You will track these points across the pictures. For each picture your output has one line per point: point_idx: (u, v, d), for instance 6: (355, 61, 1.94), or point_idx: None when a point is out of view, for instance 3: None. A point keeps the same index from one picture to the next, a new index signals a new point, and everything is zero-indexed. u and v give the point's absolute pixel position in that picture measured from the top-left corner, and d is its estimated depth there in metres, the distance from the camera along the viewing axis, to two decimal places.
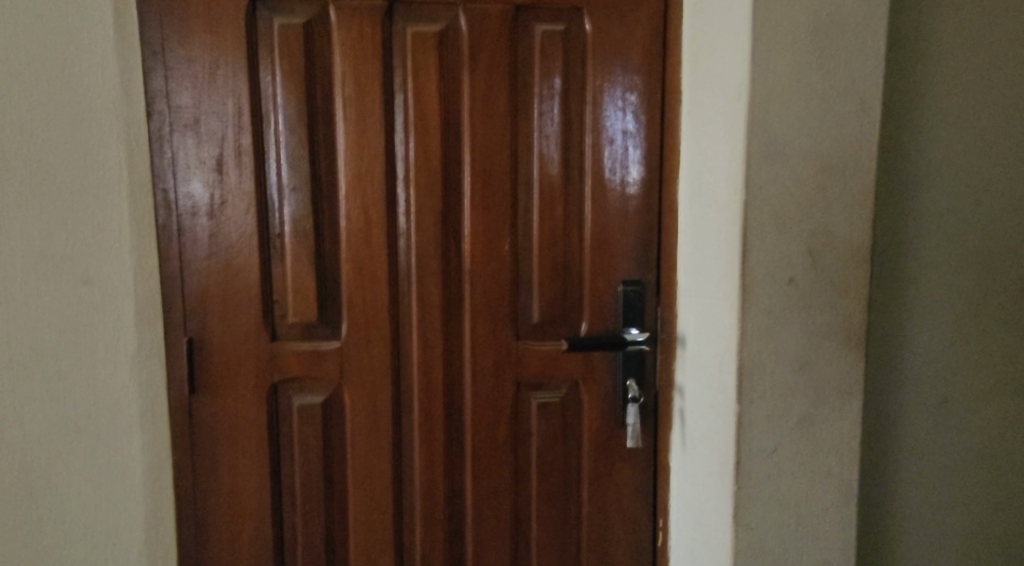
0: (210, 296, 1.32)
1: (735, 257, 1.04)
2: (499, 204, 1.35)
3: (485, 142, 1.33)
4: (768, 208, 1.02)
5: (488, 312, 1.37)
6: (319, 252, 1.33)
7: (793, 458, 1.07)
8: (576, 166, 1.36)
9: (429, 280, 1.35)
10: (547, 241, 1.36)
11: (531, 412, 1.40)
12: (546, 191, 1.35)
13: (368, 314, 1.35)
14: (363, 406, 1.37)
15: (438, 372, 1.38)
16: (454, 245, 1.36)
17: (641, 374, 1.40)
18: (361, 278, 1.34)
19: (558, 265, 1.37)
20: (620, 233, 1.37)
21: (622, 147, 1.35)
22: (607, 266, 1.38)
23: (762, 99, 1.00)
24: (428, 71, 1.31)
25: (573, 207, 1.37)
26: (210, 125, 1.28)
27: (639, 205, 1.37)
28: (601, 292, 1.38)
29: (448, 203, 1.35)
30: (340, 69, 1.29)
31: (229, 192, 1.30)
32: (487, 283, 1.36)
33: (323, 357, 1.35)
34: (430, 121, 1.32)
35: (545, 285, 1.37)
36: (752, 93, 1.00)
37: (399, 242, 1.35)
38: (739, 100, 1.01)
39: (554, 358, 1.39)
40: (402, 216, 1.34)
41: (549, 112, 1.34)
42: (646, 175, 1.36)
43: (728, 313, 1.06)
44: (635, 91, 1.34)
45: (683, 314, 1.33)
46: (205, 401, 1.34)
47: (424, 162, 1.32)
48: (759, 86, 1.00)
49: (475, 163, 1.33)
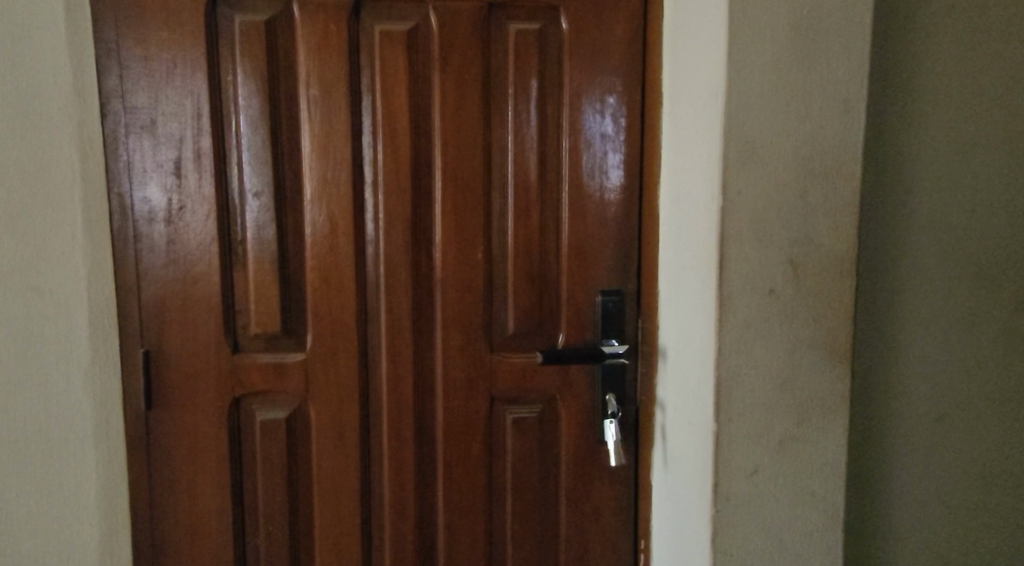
0: (169, 305, 1.26)
1: (712, 265, 0.98)
2: (472, 209, 1.29)
3: (457, 144, 1.27)
4: (747, 215, 0.96)
5: (460, 322, 1.31)
6: (283, 260, 1.28)
7: (776, 481, 1.00)
8: (553, 171, 1.30)
9: (398, 289, 1.29)
10: (523, 249, 1.31)
11: (506, 427, 1.34)
12: (521, 197, 1.30)
13: (333, 325, 1.29)
14: (330, 421, 1.31)
15: (408, 385, 1.32)
16: (425, 253, 1.30)
17: (621, 389, 1.33)
18: (327, 287, 1.28)
19: (534, 273, 1.31)
20: (598, 240, 1.31)
21: (601, 151, 1.30)
22: (585, 275, 1.32)
23: (739, 99, 0.94)
24: (397, 72, 1.25)
25: (549, 215, 1.31)
26: (168, 126, 1.22)
27: (619, 211, 1.31)
28: (579, 302, 1.32)
29: (419, 208, 1.29)
30: (305, 69, 1.24)
31: (188, 196, 1.24)
32: (460, 293, 1.30)
33: (287, 370, 1.29)
34: (399, 124, 1.26)
35: (520, 294, 1.31)
36: (729, 92, 0.94)
37: (368, 249, 1.29)
38: (715, 100, 0.96)
39: (529, 371, 1.33)
40: (372, 223, 1.29)
41: (524, 115, 1.28)
42: (626, 180, 1.30)
43: (705, 326, 1.01)
44: (614, 93, 1.28)
45: (664, 326, 1.27)
46: (163, 415, 1.28)
47: (394, 166, 1.27)
48: (736, 85, 0.94)
49: (446, 166, 1.28)
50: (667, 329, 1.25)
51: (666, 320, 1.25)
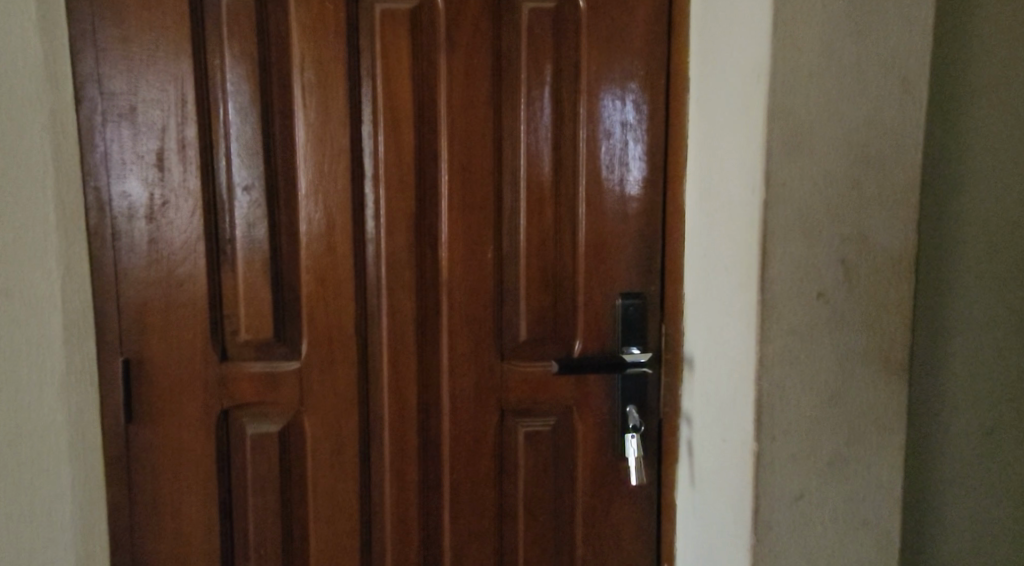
0: (151, 309, 1.15)
1: (754, 265, 0.87)
2: (482, 206, 1.18)
3: (465, 134, 1.17)
4: (793, 209, 0.85)
5: (468, 329, 1.21)
6: (275, 261, 1.17)
7: (824, 507, 0.90)
8: (569, 163, 1.20)
9: (401, 292, 1.19)
10: (536, 249, 1.20)
11: (518, 442, 1.24)
12: (534, 192, 1.19)
13: (330, 332, 1.19)
14: (326, 436, 1.21)
15: (411, 397, 1.21)
16: (430, 253, 1.20)
17: (643, 401, 1.23)
18: (324, 290, 1.18)
19: (548, 275, 1.21)
20: (618, 239, 1.21)
21: (621, 142, 1.19)
22: (603, 277, 1.21)
23: (786, 78, 0.84)
24: (399, 55, 1.15)
25: (564, 212, 1.20)
26: (149, 114, 1.12)
27: (640, 207, 1.20)
28: (597, 306, 1.22)
29: (423, 205, 1.18)
30: (299, 52, 1.14)
31: (171, 190, 1.14)
32: (468, 297, 1.20)
33: (280, 380, 1.19)
34: (401, 112, 1.16)
35: (534, 298, 1.21)
36: (775, 70, 0.83)
37: (368, 248, 1.19)
38: (758, 80, 0.85)
39: (543, 381, 1.23)
40: (373, 220, 1.18)
41: (538, 102, 1.18)
42: (649, 173, 1.20)
43: (743, 334, 0.90)
44: (635, 79, 1.18)
45: (690, 332, 1.16)
46: (144, 430, 1.17)
47: (396, 158, 1.16)
48: (783, 63, 0.83)
49: (453, 158, 1.17)
50: (694, 337, 1.15)
51: (694, 327, 1.15)
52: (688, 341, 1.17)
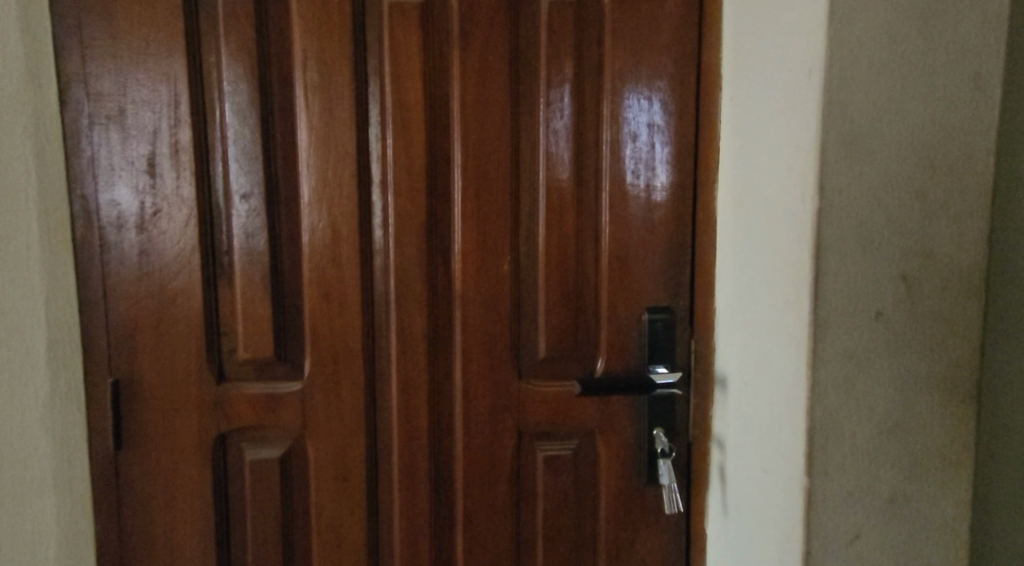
0: (142, 326, 1.07)
1: (805, 280, 0.79)
2: (498, 214, 1.10)
3: (480, 136, 1.08)
4: (849, 219, 0.77)
5: (483, 346, 1.12)
6: (275, 274, 1.09)
7: (881, 548, 0.81)
8: (592, 167, 1.11)
9: (412, 307, 1.11)
10: (557, 260, 1.12)
11: (537, 467, 1.15)
12: (554, 199, 1.11)
13: (335, 350, 1.11)
14: (331, 461, 1.12)
15: (422, 419, 1.13)
16: (443, 265, 1.11)
17: (671, 423, 1.14)
18: (328, 305, 1.10)
19: (569, 288, 1.13)
20: (644, 249, 1.12)
21: (647, 145, 1.11)
22: (628, 291, 1.13)
23: (843, 74, 0.75)
24: (409, 52, 1.06)
25: (586, 220, 1.12)
26: (140, 116, 1.04)
27: (669, 215, 1.12)
28: (622, 321, 1.13)
29: (435, 213, 1.10)
30: (302, 48, 1.05)
31: (164, 198, 1.05)
32: (483, 312, 1.12)
33: (281, 402, 1.11)
34: (412, 113, 1.07)
35: (554, 313, 1.13)
36: (830, 65, 0.75)
37: (376, 260, 1.11)
38: (810, 76, 0.77)
39: (564, 402, 1.14)
40: (381, 230, 1.10)
41: (558, 102, 1.09)
42: (678, 178, 1.11)
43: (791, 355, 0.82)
44: (663, 76, 1.10)
45: (723, 351, 1.09)
46: (136, 456, 1.09)
47: (406, 163, 1.08)
48: (839, 56, 0.75)
49: (467, 163, 1.09)
50: (729, 355, 1.06)
51: (728, 344, 1.06)
52: (722, 359, 1.09)
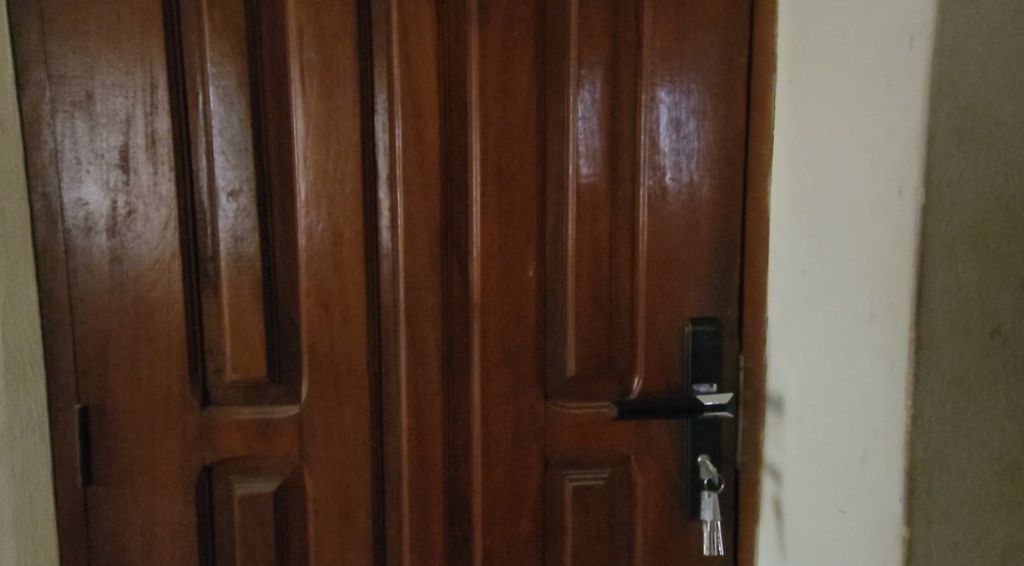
0: (114, 345, 0.93)
1: (907, 286, 0.69)
2: (522, 213, 0.97)
3: (502, 125, 0.95)
4: (961, 220, 0.68)
5: (506, 363, 0.99)
6: (268, 283, 0.95)
7: None
8: (627, 159, 0.98)
9: (424, 320, 0.97)
10: (589, 266, 0.99)
11: (566, 500, 1.02)
12: (585, 196, 0.98)
13: (337, 369, 0.97)
14: (333, 495, 0.99)
15: (437, 447, 0.99)
16: (459, 271, 0.98)
17: (717, 449, 1.01)
18: (328, 318, 0.96)
19: (603, 297, 0.99)
20: (687, 254, 0.99)
21: (692, 134, 0.97)
22: (669, 300, 0.99)
23: (955, 54, 0.66)
24: (421, 28, 0.93)
25: (622, 221, 0.99)
26: (110, 102, 0.90)
27: (715, 214, 0.99)
28: (661, 334, 1.00)
29: (450, 212, 0.97)
30: (297, 24, 0.92)
31: (139, 196, 0.91)
32: (506, 324, 0.98)
33: (276, 430, 0.97)
34: (424, 98, 0.94)
35: (586, 325, 1.00)
36: (943, 43, 0.66)
37: (384, 266, 0.97)
38: (914, 56, 0.67)
39: (597, 427, 1.01)
40: (389, 232, 0.96)
41: (589, 85, 0.96)
42: (725, 172, 0.98)
43: (881, 373, 0.72)
44: (709, 57, 0.96)
45: (778, 368, 0.95)
46: (108, 492, 0.95)
47: (418, 155, 0.95)
48: (953, 34, 0.66)
49: (488, 156, 0.96)
50: (786, 375, 0.93)
51: (784, 362, 0.93)
52: (777, 377, 0.96)
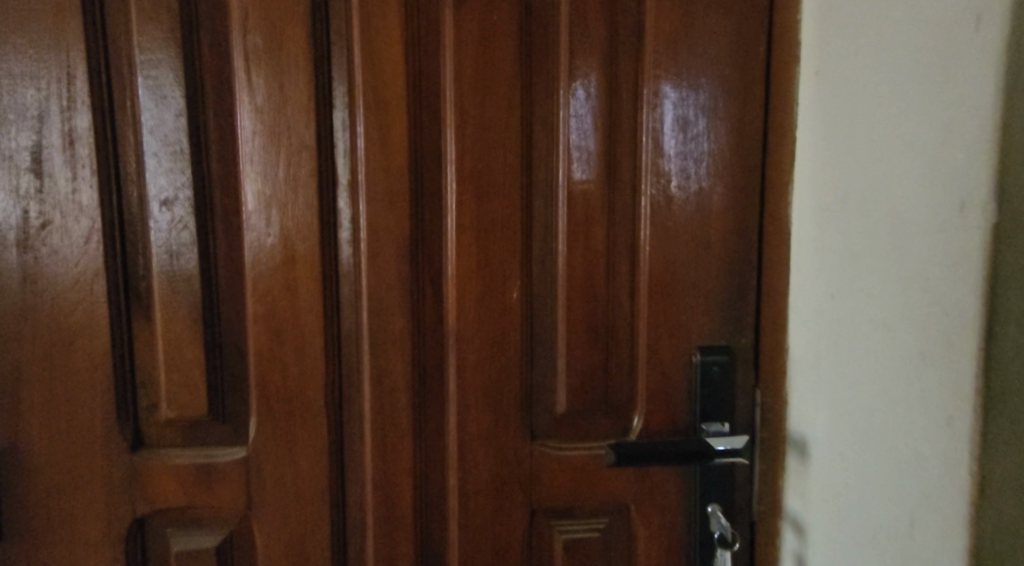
0: (27, 378, 0.80)
1: (974, 317, 0.57)
2: (505, 226, 0.84)
3: (481, 124, 0.82)
4: None
5: (486, 399, 0.86)
6: (208, 306, 0.82)
7: None
8: (627, 164, 0.85)
9: (391, 349, 0.84)
10: (582, 287, 0.85)
11: (556, 555, 0.88)
12: (578, 206, 0.84)
13: (289, 405, 0.84)
14: (285, 551, 0.85)
15: (405, 496, 0.86)
16: (432, 293, 0.84)
17: (730, 498, 0.87)
18: (279, 347, 0.83)
19: (598, 323, 0.86)
20: (696, 273, 0.86)
21: (701, 134, 0.84)
22: (674, 327, 0.86)
23: None
24: (386, 11, 0.80)
25: (621, 235, 0.85)
26: (20, 95, 0.77)
27: (727, 227, 0.85)
28: (666, 365, 0.86)
29: (421, 224, 0.83)
30: (240, 5, 0.78)
31: (55, 205, 0.78)
32: (486, 354, 0.85)
33: (218, 476, 0.83)
34: (390, 92, 0.81)
35: (579, 355, 0.86)
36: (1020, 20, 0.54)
37: (344, 287, 0.84)
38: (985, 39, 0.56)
39: (592, 472, 0.87)
40: (350, 247, 0.83)
41: (582, 77, 0.83)
42: (740, 178, 0.85)
43: (942, 421, 0.60)
44: (721, 45, 0.83)
45: (802, 407, 0.82)
46: (21, 548, 0.82)
47: (383, 158, 0.81)
48: None
49: (465, 160, 0.82)
50: (811, 416, 0.80)
51: (809, 402, 0.81)
52: (800, 417, 0.83)
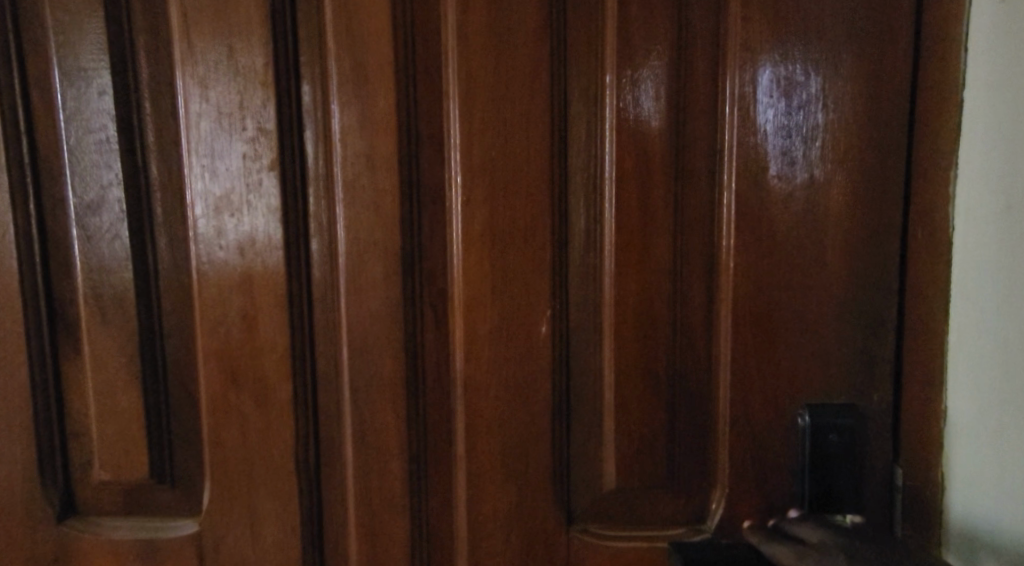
0: None
1: None
2: (530, 234, 0.61)
3: (496, 96, 0.60)
4: None
5: (506, 470, 0.63)
6: (150, 339, 0.64)
7: None
8: (704, 146, 0.60)
9: (380, 399, 0.63)
10: (638, 319, 0.61)
11: None
12: (633, 205, 0.60)
13: (250, 470, 0.64)
14: None
15: None
16: (433, 324, 0.63)
17: None
18: (236, 394, 0.63)
19: (662, 369, 0.62)
20: (803, 301, 0.60)
21: (812, 98, 0.58)
22: (772, 377, 0.61)
23: None
24: None
25: (695, 247, 0.61)
26: None
27: (853, 233, 0.59)
28: (760, 431, 0.61)
29: (418, 233, 0.62)
30: None
31: None
32: (505, 409, 0.62)
33: (164, 556, 0.65)
34: (375, 56, 0.60)
35: (634, 413, 0.62)
36: None
37: (320, 316, 0.63)
38: None
39: None
40: (327, 263, 0.63)
41: (641, 25, 0.59)
42: (871, 162, 0.58)
43: None
44: None
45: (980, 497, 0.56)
46: None
47: (365, 144, 0.61)
48: None
49: (475, 144, 0.60)
50: (994, 503, 0.55)
51: (994, 488, 0.55)
52: (979, 509, 0.56)
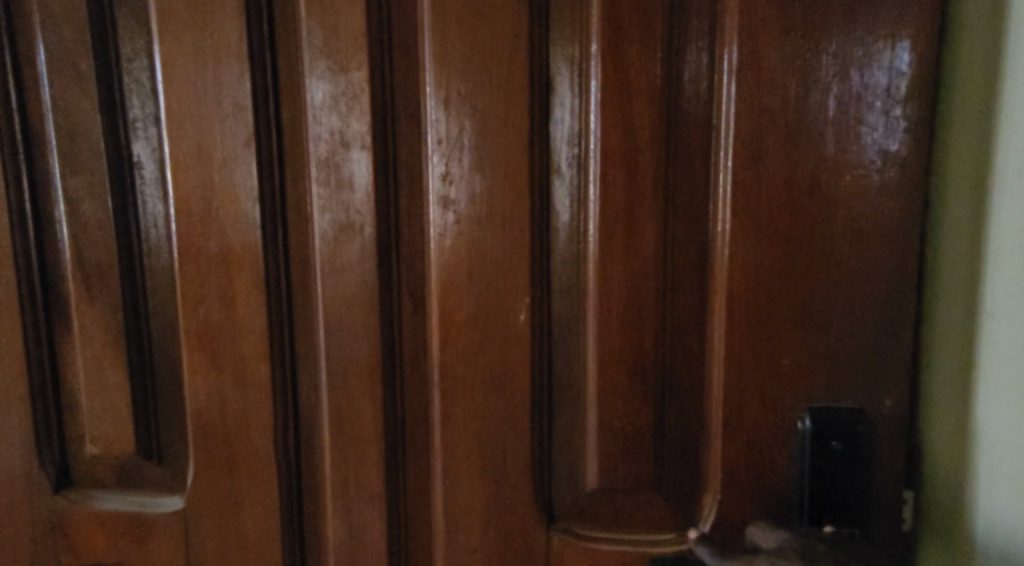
0: None
1: None
2: (508, 215, 0.57)
3: (474, 68, 0.56)
4: None
5: (483, 461, 0.60)
6: (136, 316, 0.64)
7: None
8: (698, 122, 0.55)
9: (356, 384, 0.61)
10: (622, 308, 0.57)
11: None
12: (619, 186, 0.56)
13: (229, 451, 0.63)
14: None
15: None
16: (411, 310, 0.60)
17: None
18: (216, 373, 0.63)
19: (648, 363, 0.57)
20: (805, 293, 0.54)
21: (820, 66, 0.52)
22: (768, 376, 0.55)
23: None
24: None
25: (686, 234, 0.56)
26: None
27: (864, 218, 0.53)
28: (755, 434, 0.56)
29: (394, 213, 0.59)
30: None
31: None
32: (482, 399, 0.59)
33: (150, 528, 0.66)
34: (348, 29, 0.57)
35: (618, 408, 0.58)
36: None
37: (298, 296, 0.62)
38: None
39: None
40: (303, 244, 0.61)
41: None
42: (887, 138, 0.51)
43: None
44: None
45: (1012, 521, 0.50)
46: None
47: (339, 121, 0.58)
48: None
49: (451, 120, 0.57)
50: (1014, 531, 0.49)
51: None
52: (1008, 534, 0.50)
